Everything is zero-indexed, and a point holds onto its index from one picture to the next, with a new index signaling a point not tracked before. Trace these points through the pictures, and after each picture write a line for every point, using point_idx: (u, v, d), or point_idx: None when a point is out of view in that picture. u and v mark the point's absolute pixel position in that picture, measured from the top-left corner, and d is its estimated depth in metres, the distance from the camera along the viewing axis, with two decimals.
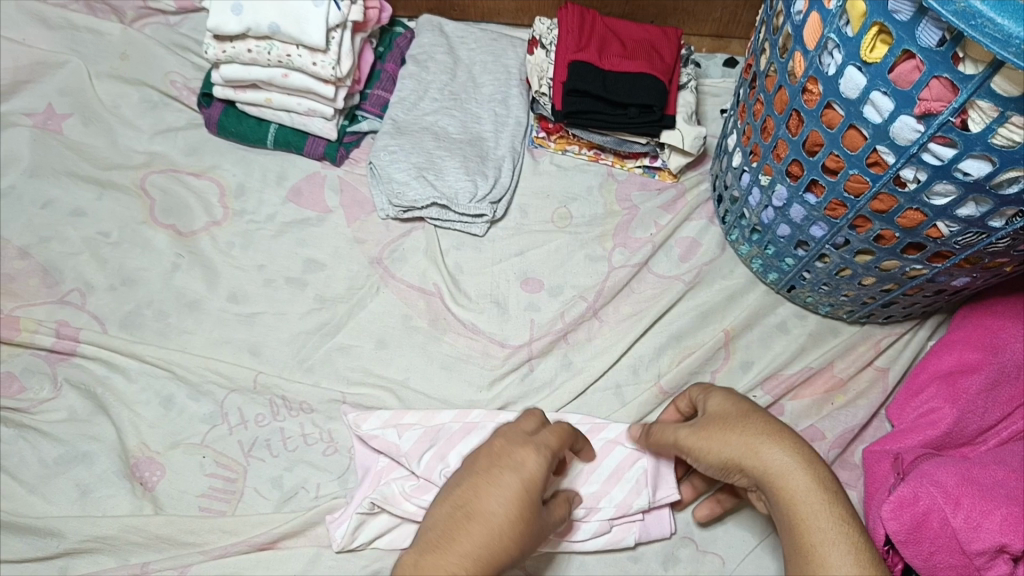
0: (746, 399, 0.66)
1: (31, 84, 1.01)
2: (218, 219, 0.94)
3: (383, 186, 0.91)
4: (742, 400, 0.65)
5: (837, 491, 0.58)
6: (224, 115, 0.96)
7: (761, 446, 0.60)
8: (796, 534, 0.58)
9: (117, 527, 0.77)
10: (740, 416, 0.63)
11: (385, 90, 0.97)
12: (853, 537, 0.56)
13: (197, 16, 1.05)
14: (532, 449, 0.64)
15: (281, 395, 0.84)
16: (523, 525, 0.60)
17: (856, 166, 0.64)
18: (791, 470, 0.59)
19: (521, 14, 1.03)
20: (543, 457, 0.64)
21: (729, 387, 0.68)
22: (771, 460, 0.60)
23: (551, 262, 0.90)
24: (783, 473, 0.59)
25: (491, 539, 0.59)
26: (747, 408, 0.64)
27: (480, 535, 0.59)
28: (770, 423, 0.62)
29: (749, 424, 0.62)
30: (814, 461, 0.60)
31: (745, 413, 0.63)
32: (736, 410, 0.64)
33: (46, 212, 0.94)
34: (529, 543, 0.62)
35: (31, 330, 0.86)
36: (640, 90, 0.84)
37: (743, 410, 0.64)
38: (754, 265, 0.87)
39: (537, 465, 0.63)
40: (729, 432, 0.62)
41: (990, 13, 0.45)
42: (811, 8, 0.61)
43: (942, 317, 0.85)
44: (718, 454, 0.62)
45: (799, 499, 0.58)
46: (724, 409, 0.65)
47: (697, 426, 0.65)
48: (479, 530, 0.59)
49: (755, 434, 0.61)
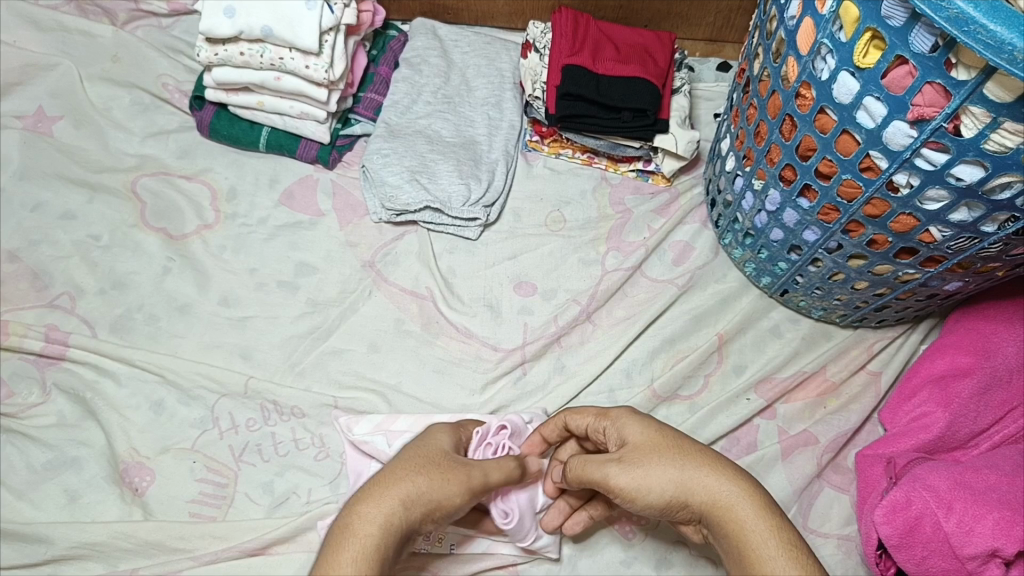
0: (669, 428, 0.63)
1: (21, 86, 1.00)
2: (209, 222, 0.93)
3: (376, 189, 0.90)
4: (664, 427, 0.62)
5: (781, 514, 0.57)
6: (216, 117, 0.95)
7: (702, 473, 0.58)
8: (747, 565, 0.55)
9: (106, 533, 0.76)
10: (669, 445, 0.60)
11: (378, 94, 0.96)
12: (802, 559, 0.54)
13: (190, 18, 1.05)
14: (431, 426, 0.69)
15: (273, 400, 0.83)
16: (419, 461, 0.61)
17: (848, 171, 0.64)
18: (732, 494, 0.57)
19: (516, 18, 1.03)
20: (444, 430, 0.68)
21: (639, 413, 0.65)
22: (709, 484, 0.57)
23: (545, 266, 0.90)
24: (726, 498, 0.57)
25: (387, 477, 0.59)
26: (675, 436, 0.61)
27: (379, 479, 0.59)
28: (698, 447, 0.60)
29: (681, 452, 0.60)
30: (752, 485, 0.58)
31: (673, 441, 0.61)
32: (664, 440, 0.61)
33: (35, 215, 0.94)
34: (443, 480, 0.59)
35: (20, 335, 0.85)
36: (634, 94, 0.84)
37: (668, 438, 0.61)
38: (748, 269, 0.87)
39: (436, 431, 0.67)
40: (663, 464, 0.59)
41: (982, 20, 0.45)
42: (804, 13, 0.61)
43: (934, 321, 0.85)
44: (658, 491, 0.58)
45: (744, 525, 0.55)
46: (647, 438, 0.62)
47: (622, 459, 0.61)
48: (376, 477, 0.59)
49: (693, 463, 0.59)
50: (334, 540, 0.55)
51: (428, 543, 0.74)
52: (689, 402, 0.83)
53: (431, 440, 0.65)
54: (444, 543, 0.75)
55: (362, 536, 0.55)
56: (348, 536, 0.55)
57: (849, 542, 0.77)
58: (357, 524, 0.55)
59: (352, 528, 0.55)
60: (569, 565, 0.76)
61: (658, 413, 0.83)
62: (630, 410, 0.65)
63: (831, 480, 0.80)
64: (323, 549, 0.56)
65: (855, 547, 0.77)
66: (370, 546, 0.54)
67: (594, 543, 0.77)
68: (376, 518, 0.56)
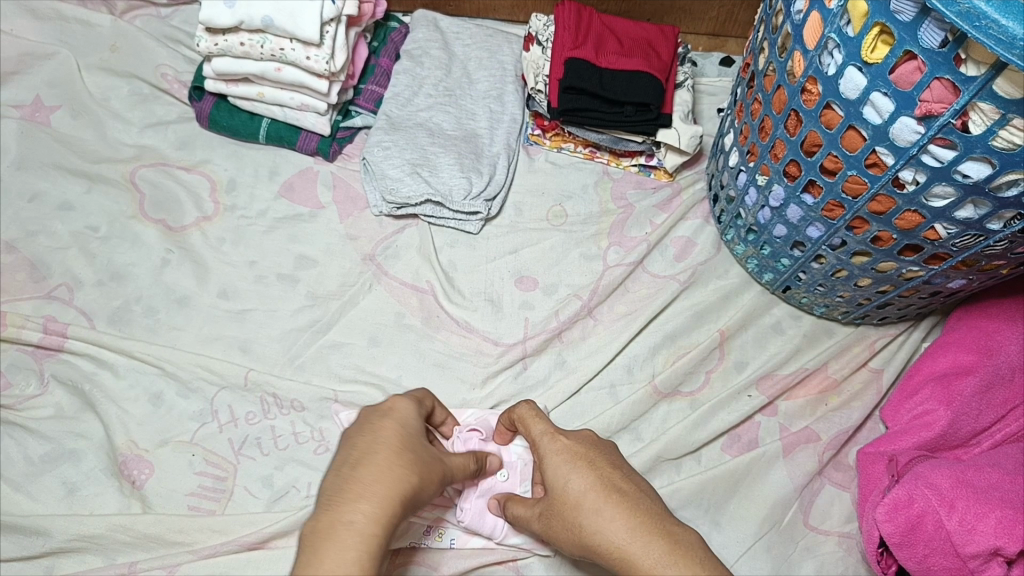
0: (580, 472, 0.57)
1: (18, 75, 0.99)
2: (209, 214, 0.92)
3: (376, 181, 0.90)
4: (576, 472, 0.57)
5: (690, 554, 0.51)
6: (215, 108, 0.94)
7: (604, 530, 0.53)
8: None
9: (105, 525, 0.76)
10: (574, 500, 0.56)
11: (379, 86, 0.95)
12: None
13: (189, 8, 1.04)
14: (393, 391, 0.64)
15: (272, 393, 0.82)
16: (410, 453, 0.58)
17: (854, 168, 0.63)
18: (634, 550, 0.52)
19: (518, 10, 1.02)
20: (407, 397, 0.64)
21: (562, 451, 0.59)
22: (612, 542, 0.53)
23: (546, 260, 0.89)
24: (630, 553, 0.52)
25: (386, 474, 0.56)
26: (582, 482, 0.56)
27: (376, 473, 0.56)
28: (602, 492, 0.55)
29: (581, 508, 0.55)
30: (652, 534, 0.52)
31: (581, 497, 0.55)
32: (570, 493, 0.56)
33: (33, 206, 0.93)
34: (429, 474, 0.59)
35: (17, 326, 0.85)
36: (637, 88, 0.84)
37: (576, 493, 0.56)
38: (750, 265, 0.86)
39: (406, 406, 0.62)
40: (570, 526, 0.56)
41: (994, 15, 0.45)
42: (811, 7, 0.61)
43: (937, 318, 0.85)
44: (574, 547, 0.57)
45: None
46: (562, 490, 0.57)
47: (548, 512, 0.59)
48: (372, 472, 0.56)
49: (595, 517, 0.54)
50: (334, 538, 0.52)
51: (428, 538, 0.75)
52: (690, 399, 0.83)
53: (405, 422, 0.62)
54: (444, 538, 0.76)
55: (367, 536, 0.53)
56: (353, 536, 0.53)
57: (849, 539, 0.77)
58: (362, 524, 0.53)
59: (356, 528, 0.53)
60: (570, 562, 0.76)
61: (658, 409, 0.83)
62: (557, 446, 0.59)
63: (831, 477, 0.80)
64: (315, 543, 0.53)
65: (855, 545, 0.77)
66: (375, 548, 0.53)
67: None
68: (381, 518, 0.54)
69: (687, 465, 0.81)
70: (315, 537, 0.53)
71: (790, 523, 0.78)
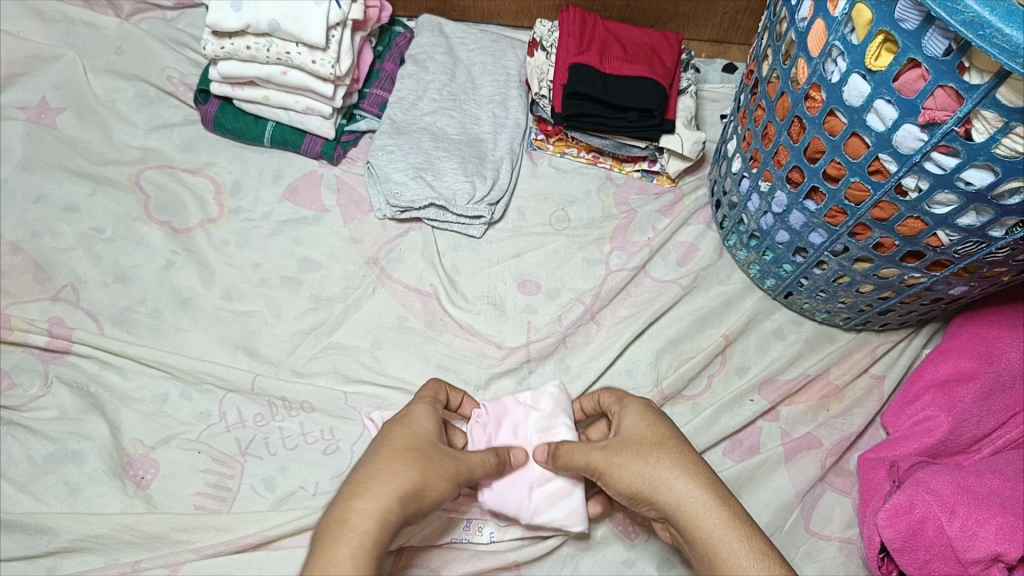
0: (660, 418, 0.66)
1: (24, 77, 0.99)
2: (213, 216, 0.93)
3: (380, 185, 0.90)
4: (659, 423, 0.65)
5: (751, 524, 0.59)
6: (221, 111, 0.95)
7: (693, 485, 0.59)
8: (712, 563, 0.57)
9: (109, 526, 0.76)
10: (668, 445, 0.62)
11: (383, 90, 0.96)
12: (772, 566, 0.56)
13: (195, 12, 1.05)
14: (411, 403, 0.68)
15: (279, 396, 0.83)
16: (413, 452, 0.61)
17: (857, 174, 0.64)
18: (712, 506, 0.58)
19: (522, 15, 1.02)
20: (427, 403, 0.68)
21: (642, 406, 0.68)
22: (690, 495, 0.59)
23: (548, 265, 0.90)
24: (704, 509, 0.58)
25: (382, 470, 0.58)
26: (653, 426, 0.65)
27: (374, 470, 0.59)
28: (670, 436, 0.63)
29: (671, 450, 0.62)
30: (724, 493, 0.60)
31: (660, 438, 0.63)
32: (652, 434, 0.64)
33: (38, 207, 0.93)
34: (437, 472, 0.60)
35: (23, 328, 0.85)
36: (641, 94, 0.84)
37: (659, 436, 0.64)
38: (752, 271, 0.87)
39: (419, 413, 0.66)
40: (644, 462, 0.61)
41: (998, 24, 0.45)
42: (816, 15, 0.61)
43: (937, 325, 0.85)
44: (630, 483, 0.61)
45: (713, 532, 0.58)
46: (637, 429, 0.65)
47: (611, 446, 0.64)
48: (371, 470, 0.59)
49: (666, 462, 0.61)
50: (331, 536, 0.55)
51: (469, 533, 0.76)
52: (691, 403, 0.84)
53: (419, 424, 0.65)
54: (483, 531, 0.76)
55: (360, 532, 0.55)
56: (346, 532, 0.55)
57: (850, 544, 0.77)
58: (355, 520, 0.56)
59: (349, 524, 0.55)
60: (571, 565, 0.76)
61: None
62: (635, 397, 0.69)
63: (833, 483, 0.80)
64: (317, 544, 0.56)
65: (856, 550, 0.77)
66: (369, 543, 0.55)
67: (596, 542, 0.77)
68: (375, 515, 0.56)
69: None
70: (317, 539, 0.56)
71: (792, 528, 0.78)
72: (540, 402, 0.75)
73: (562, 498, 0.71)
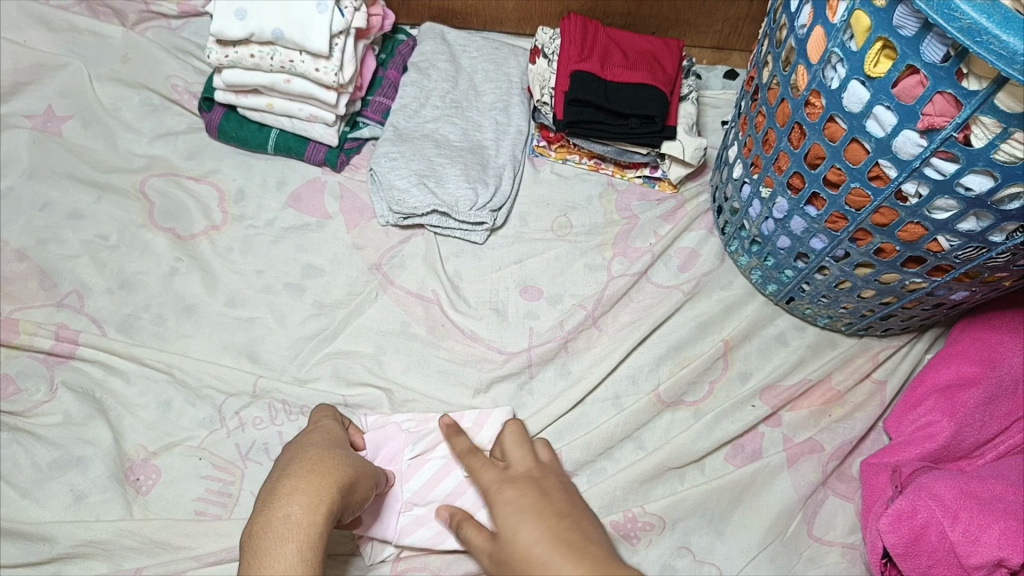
0: (531, 504, 0.53)
1: (30, 86, 1.00)
2: (218, 223, 0.93)
3: (383, 192, 0.91)
4: (523, 510, 0.52)
5: None
6: (225, 119, 0.95)
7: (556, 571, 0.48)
8: None
9: (112, 531, 0.76)
10: (515, 531, 0.51)
11: (387, 97, 0.97)
12: None
13: (199, 20, 1.05)
14: (319, 417, 0.75)
15: (281, 398, 0.83)
16: (341, 452, 0.66)
17: (857, 180, 0.64)
18: None
19: (524, 23, 1.03)
20: (330, 415, 0.75)
21: (515, 495, 0.54)
22: None
23: (550, 270, 0.90)
24: None
25: (320, 465, 0.62)
26: (524, 519, 0.51)
27: (311, 470, 0.61)
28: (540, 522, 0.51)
29: (517, 538, 0.51)
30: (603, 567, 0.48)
31: (522, 527, 0.51)
32: (520, 534, 0.51)
33: (44, 214, 0.94)
34: (361, 473, 0.66)
35: (30, 333, 0.86)
36: (642, 100, 0.85)
37: (522, 520, 0.52)
38: (754, 276, 0.87)
39: (329, 426, 0.72)
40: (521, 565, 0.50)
41: (995, 30, 0.46)
42: (815, 22, 0.62)
43: (939, 330, 0.85)
44: None
45: None
46: (506, 525, 0.52)
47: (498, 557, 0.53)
48: (308, 465, 0.62)
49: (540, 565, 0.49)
50: (274, 532, 0.56)
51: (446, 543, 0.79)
52: (693, 409, 0.84)
53: (333, 433, 0.72)
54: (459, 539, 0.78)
55: (306, 526, 0.56)
56: (293, 527, 0.56)
57: (853, 550, 0.77)
58: (300, 514, 0.57)
59: (293, 519, 0.56)
60: None
61: (661, 419, 0.83)
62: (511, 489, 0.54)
63: (835, 488, 0.80)
64: (257, 543, 0.55)
65: (859, 556, 0.77)
66: (315, 537, 0.56)
67: None
68: (319, 506, 0.58)
69: (691, 475, 0.81)
70: (255, 539, 0.56)
71: (793, 534, 0.78)
72: (420, 428, 0.81)
73: (430, 518, 0.77)
